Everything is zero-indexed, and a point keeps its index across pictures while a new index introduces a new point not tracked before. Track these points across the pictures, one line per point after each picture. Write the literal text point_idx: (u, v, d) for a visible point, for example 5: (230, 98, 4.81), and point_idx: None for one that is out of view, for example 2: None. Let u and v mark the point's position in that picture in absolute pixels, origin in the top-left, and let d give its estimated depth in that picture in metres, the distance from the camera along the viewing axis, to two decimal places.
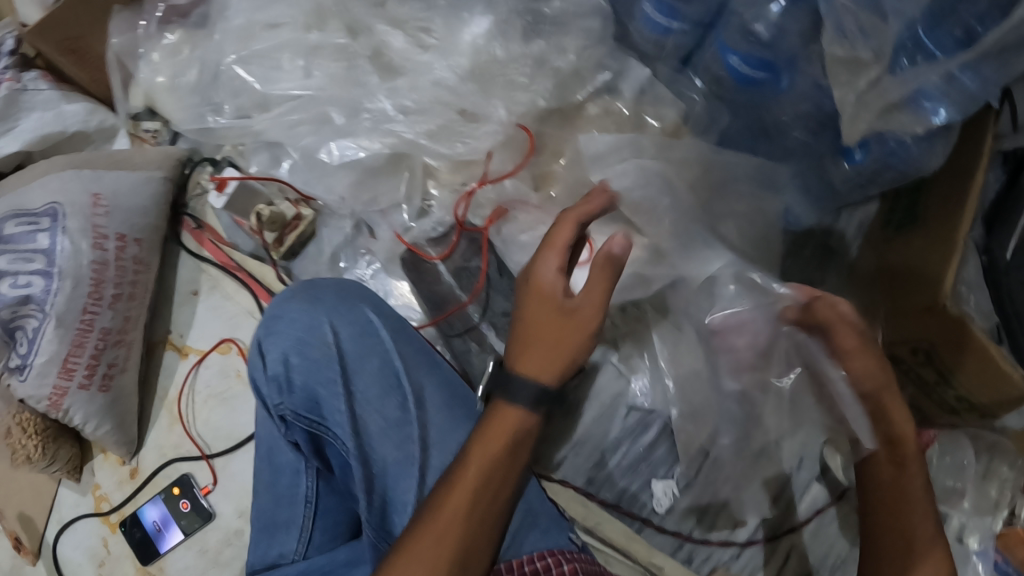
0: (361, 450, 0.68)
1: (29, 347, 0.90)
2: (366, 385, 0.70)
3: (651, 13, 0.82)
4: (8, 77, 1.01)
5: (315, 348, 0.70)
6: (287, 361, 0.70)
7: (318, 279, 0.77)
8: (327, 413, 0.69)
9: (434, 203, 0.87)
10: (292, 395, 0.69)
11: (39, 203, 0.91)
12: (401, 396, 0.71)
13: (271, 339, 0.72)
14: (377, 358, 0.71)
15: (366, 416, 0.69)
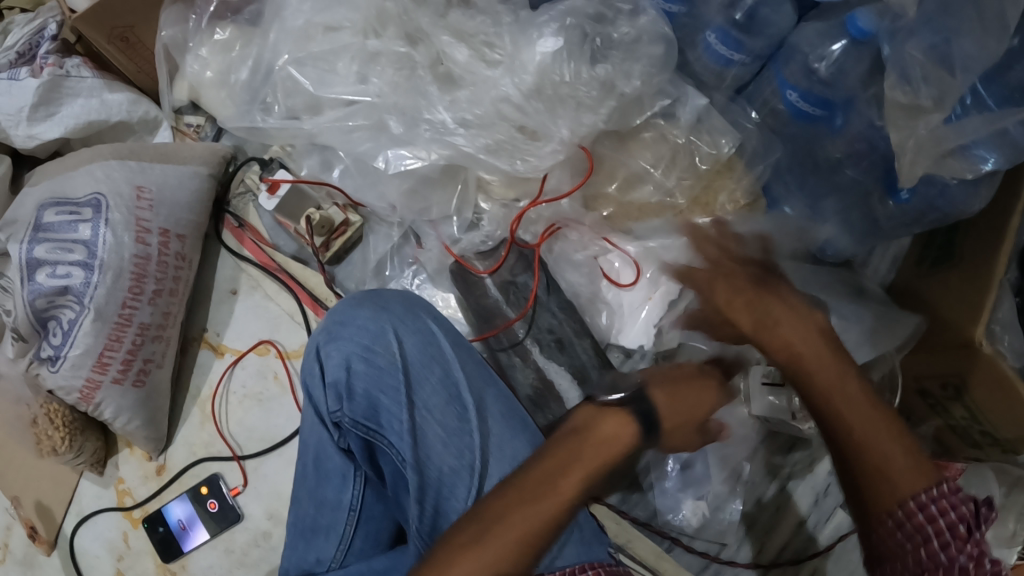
0: (418, 460, 0.69)
1: (63, 339, 0.89)
2: (427, 394, 0.72)
3: (715, 44, 0.83)
4: (51, 63, 0.98)
5: (380, 357, 0.72)
6: (349, 367, 0.72)
7: (382, 289, 0.79)
8: (385, 421, 0.70)
9: (484, 217, 0.89)
10: (352, 403, 0.70)
11: (83, 192, 0.91)
12: (458, 407, 0.72)
13: (334, 345, 0.73)
14: (438, 369, 0.73)
15: (425, 425, 0.71)
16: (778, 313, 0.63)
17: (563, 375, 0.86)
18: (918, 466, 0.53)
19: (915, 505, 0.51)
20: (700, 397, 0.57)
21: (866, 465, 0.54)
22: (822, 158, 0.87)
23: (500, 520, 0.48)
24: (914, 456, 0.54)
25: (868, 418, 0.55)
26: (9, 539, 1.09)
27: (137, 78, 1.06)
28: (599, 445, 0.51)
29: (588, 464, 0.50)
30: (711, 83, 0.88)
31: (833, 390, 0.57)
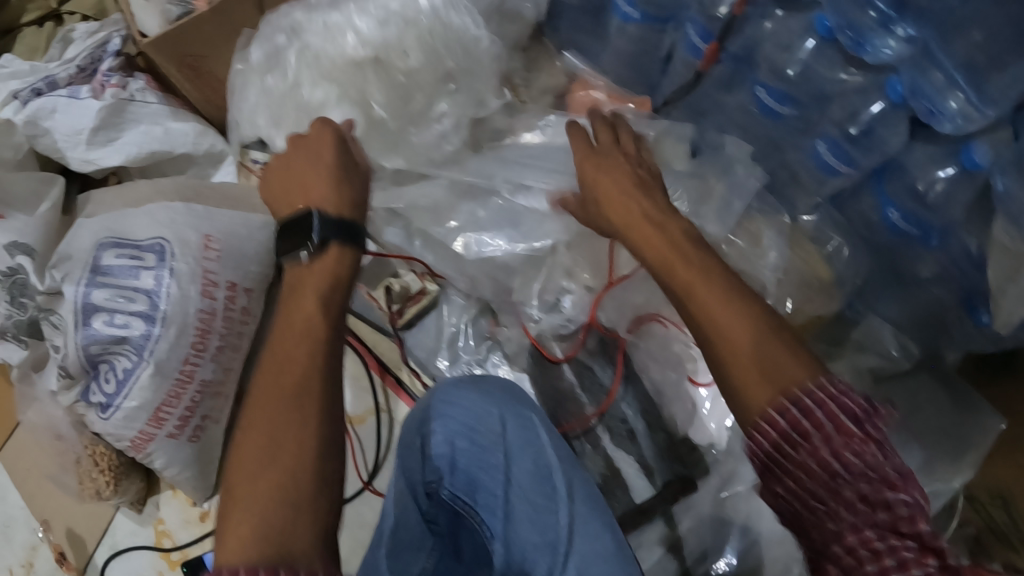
0: (507, 534, 0.69)
1: (116, 388, 0.86)
2: (521, 473, 0.72)
3: (824, 152, 0.82)
4: (115, 82, 0.96)
5: (483, 436, 0.73)
6: (453, 444, 0.74)
7: (487, 374, 0.81)
8: (480, 496, 0.72)
9: (568, 302, 0.86)
10: (454, 476, 0.73)
11: (144, 236, 0.87)
12: (548, 487, 0.71)
13: (438, 422, 0.75)
14: (532, 452, 0.73)
15: (515, 501, 0.71)
16: (662, 233, 0.62)
17: (630, 464, 0.88)
18: (797, 361, 0.51)
19: (808, 390, 0.49)
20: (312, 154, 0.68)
21: (727, 356, 0.52)
22: (903, 271, 0.87)
23: (272, 371, 0.52)
24: (788, 362, 0.51)
25: (737, 314, 0.53)
26: (35, 559, 1.05)
27: (206, 107, 1.03)
28: (312, 274, 0.59)
29: (313, 272, 0.59)
30: (810, 185, 0.86)
31: (703, 287, 0.55)
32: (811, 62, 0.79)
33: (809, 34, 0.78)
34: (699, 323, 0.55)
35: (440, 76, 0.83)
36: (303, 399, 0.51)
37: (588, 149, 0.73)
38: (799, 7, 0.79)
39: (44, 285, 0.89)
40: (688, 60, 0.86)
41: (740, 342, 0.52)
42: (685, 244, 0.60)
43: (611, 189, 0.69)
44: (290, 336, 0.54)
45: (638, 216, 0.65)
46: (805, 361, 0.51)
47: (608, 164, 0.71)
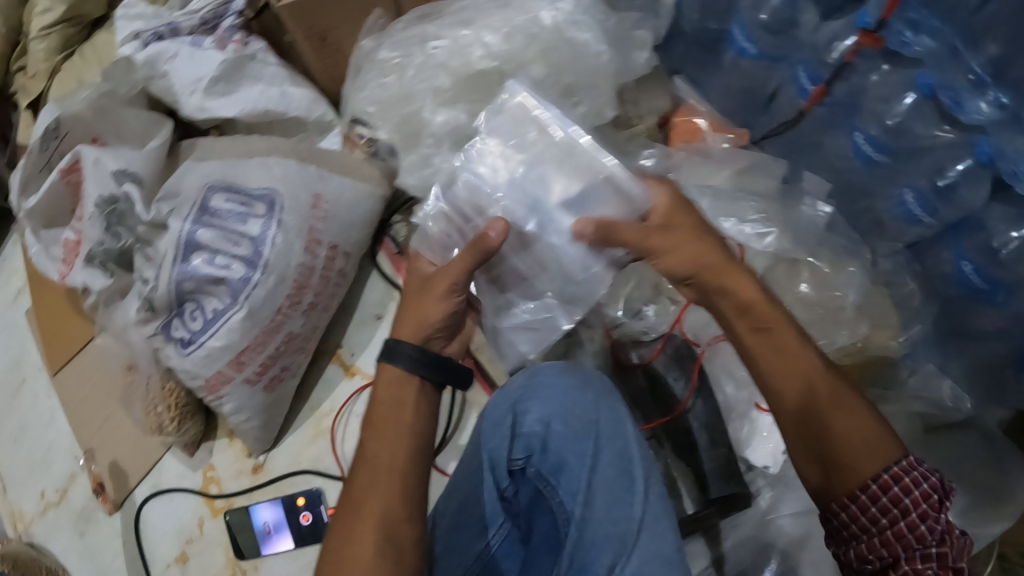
0: (583, 520, 0.74)
1: (202, 326, 0.88)
2: (606, 462, 0.76)
3: (909, 201, 0.88)
4: (236, 39, 1.01)
5: (578, 421, 0.78)
6: (548, 425, 0.78)
7: (585, 364, 0.85)
8: (563, 479, 0.77)
9: (649, 311, 0.94)
10: (543, 457, 0.77)
11: (256, 185, 0.90)
12: (628, 479, 0.75)
13: (536, 401, 0.79)
14: (619, 445, 0.77)
15: (597, 489, 0.75)
16: (739, 281, 0.65)
17: (688, 473, 0.91)
18: (882, 443, 0.60)
19: (879, 484, 0.58)
20: (425, 304, 0.69)
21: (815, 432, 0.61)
22: (969, 329, 0.92)
23: (364, 497, 0.61)
24: (869, 443, 0.59)
25: (818, 377, 0.62)
26: (69, 487, 1.07)
27: (323, 79, 1.08)
28: (392, 408, 0.65)
29: (387, 423, 0.65)
30: (891, 232, 0.92)
31: (797, 346, 0.63)
32: (908, 116, 0.84)
33: (910, 90, 0.83)
34: (802, 390, 0.62)
35: (561, 90, 0.86)
36: (388, 524, 0.60)
37: (639, 226, 0.67)
38: (905, 63, 0.83)
39: (148, 215, 0.91)
40: (793, 101, 0.92)
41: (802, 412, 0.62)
42: (765, 308, 0.64)
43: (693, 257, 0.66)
44: (378, 461, 0.63)
45: (724, 268, 0.66)
46: (890, 449, 0.59)
47: (663, 241, 0.67)
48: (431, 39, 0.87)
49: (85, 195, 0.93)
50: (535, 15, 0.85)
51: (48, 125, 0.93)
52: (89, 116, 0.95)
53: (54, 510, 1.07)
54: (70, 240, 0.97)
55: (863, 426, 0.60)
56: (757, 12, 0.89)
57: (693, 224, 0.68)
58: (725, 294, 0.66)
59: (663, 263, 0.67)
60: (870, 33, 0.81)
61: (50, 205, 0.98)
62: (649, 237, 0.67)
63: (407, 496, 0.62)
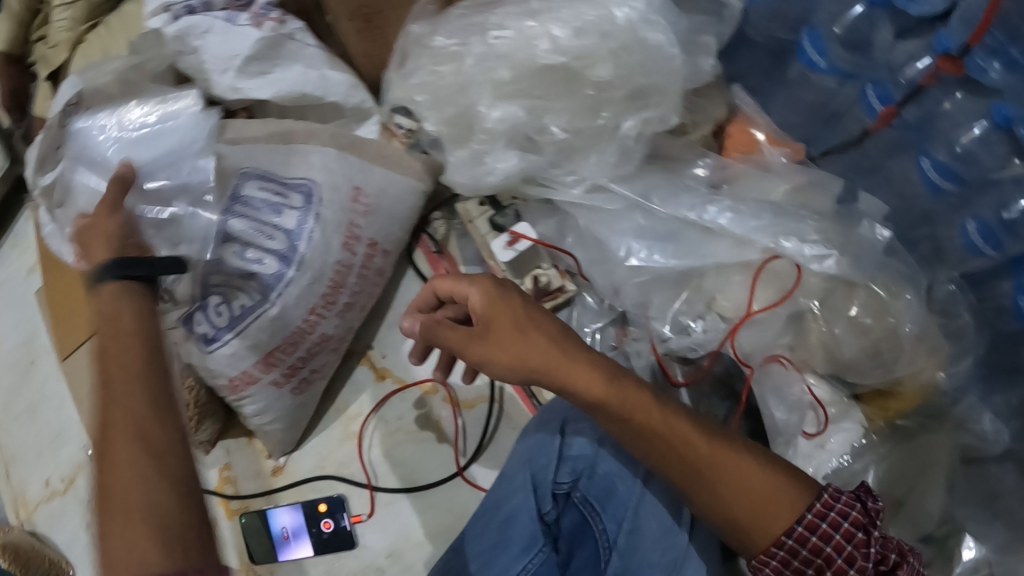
0: (626, 551, 0.72)
1: (228, 322, 0.82)
2: (656, 491, 0.72)
3: (971, 232, 0.84)
4: (274, 16, 0.95)
5: (633, 447, 0.74)
6: (599, 447, 0.75)
7: None
8: (609, 506, 0.75)
9: (696, 328, 0.90)
10: (591, 481, 0.75)
11: (295, 174, 0.85)
12: (677, 511, 0.71)
13: (588, 421, 0.76)
14: (673, 471, 0.73)
15: (645, 520, 0.72)
16: (591, 381, 0.60)
17: None
18: (783, 490, 0.61)
19: (805, 527, 0.60)
20: (99, 229, 0.66)
21: (740, 510, 0.60)
22: (1018, 365, 0.90)
23: (118, 437, 0.52)
24: (764, 488, 0.61)
25: (733, 474, 0.60)
26: (77, 476, 1.02)
27: (361, 61, 1.02)
28: (118, 331, 0.58)
29: (130, 347, 0.57)
30: (952, 261, 0.89)
31: (692, 439, 0.60)
32: (977, 146, 0.82)
33: (983, 118, 0.81)
34: (715, 485, 0.60)
35: (630, 92, 0.84)
36: (148, 477, 0.51)
37: (471, 330, 0.62)
38: (981, 91, 0.81)
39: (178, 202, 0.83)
40: (861, 118, 0.90)
41: (736, 514, 0.61)
42: (648, 406, 0.60)
43: (509, 342, 0.61)
44: (128, 396, 0.54)
45: (563, 365, 0.60)
46: (792, 491, 0.61)
47: (507, 332, 0.61)
48: (493, 29, 0.84)
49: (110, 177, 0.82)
50: (608, 12, 0.81)
51: (70, 100, 0.85)
52: (114, 90, 0.88)
53: (60, 498, 1.01)
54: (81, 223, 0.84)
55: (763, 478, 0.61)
56: (833, 25, 0.86)
57: (529, 305, 0.63)
58: (569, 392, 0.61)
59: (580, 394, 0.60)
60: (952, 58, 0.79)
61: (71, 182, 0.86)
62: (496, 330, 0.62)
63: (180, 478, 0.53)
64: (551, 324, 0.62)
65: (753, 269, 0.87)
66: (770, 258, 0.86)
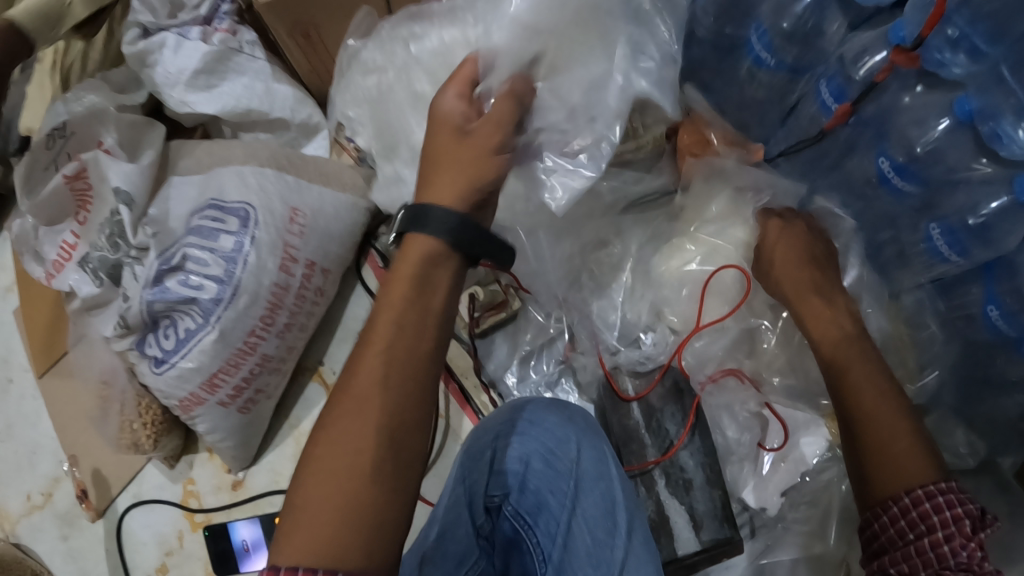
0: (562, 563, 0.71)
1: (174, 346, 0.84)
2: (587, 503, 0.73)
3: (936, 238, 0.79)
4: (225, 27, 0.97)
5: (560, 462, 0.75)
6: (527, 463, 0.75)
7: (567, 399, 0.82)
8: (542, 520, 0.74)
9: (646, 341, 0.90)
10: (522, 496, 0.75)
11: (233, 197, 0.85)
12: (610, 522, 0.72)
13: (516, 438, 0.76)
14: (603, 486, 0.74)
15: (578, 531, 0.72)
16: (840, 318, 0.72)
17: (681, 514, 0.85)
18: (920, 461, 0.60)
19: (911, 499, 0.59)
20: None
21: (878, 449, 0.62)
22: (992, 375, 0.84)
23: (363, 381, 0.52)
24: (914, 456, 0.61)
25: (906, 441, 0.62)
26: (54, 491, 1.07)
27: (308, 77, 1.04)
28: (397, 292, 0.54)
29: (384, 322, 0.53)
30: (916, 266, 0.84)
31: (881, 394, 0.65)
32: (944, 143, 0.76)
33: (947, 114, 0.74)
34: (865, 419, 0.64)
35: None
36: (391, 376, 0.52)
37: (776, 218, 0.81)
38: (942, 85, 0.75)
39: (135, 239, 0.89)
40: (816, 117, 0.84)
41: (870, 454, 0.62)
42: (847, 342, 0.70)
43: (782, 255, 0.77)
44: (385, 324, 0.54)
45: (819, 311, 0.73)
46: (923, 468, 0.60)
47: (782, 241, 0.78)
48: (416, 41, 0.81)
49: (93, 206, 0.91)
50: None
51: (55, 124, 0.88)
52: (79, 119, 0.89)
53: (39, 513, 1.06)
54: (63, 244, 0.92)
55: (910, 448, 0.61)
56: (779, 19, 0.81)
57: (808, 254, 0.77)
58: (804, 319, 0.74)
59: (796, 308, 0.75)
60: (906, 50, 0.70)
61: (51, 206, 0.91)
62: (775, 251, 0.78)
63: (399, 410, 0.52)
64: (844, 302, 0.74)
65: (699, 284, 0.87)
66: (716, 272, 0.86)
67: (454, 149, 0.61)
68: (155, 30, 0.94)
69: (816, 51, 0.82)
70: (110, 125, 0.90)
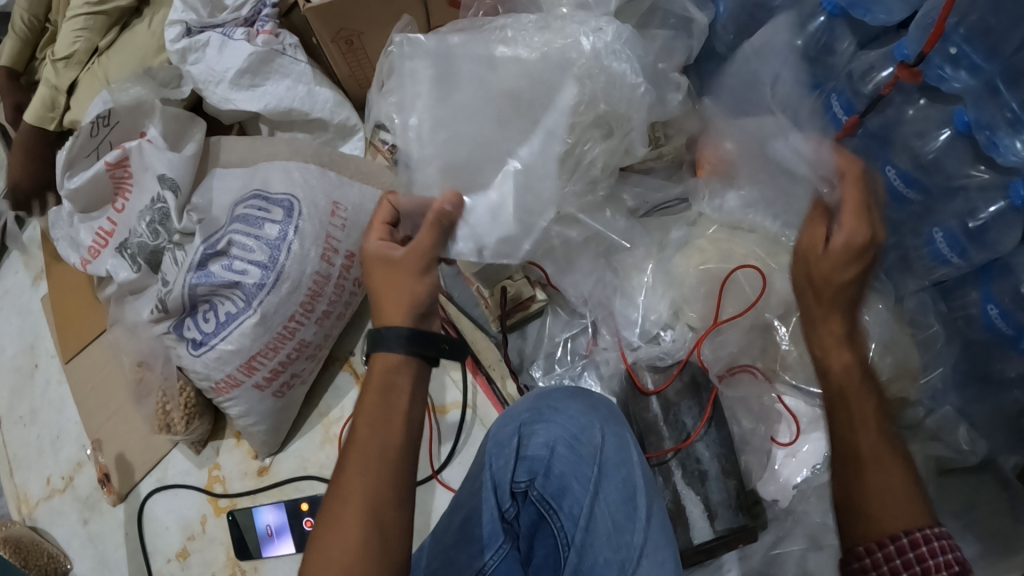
0: (582, 547, 0.75)
1: (215, 328, 0.87)
2: (610, 488, 0.77)
3: (938, 241, 0.85)
4: (267, 30, 1.02)
5: (584, 448, 0.79)
6: (552, 449, 0.79)
7: (591, 390, 0.86)
8: (565, 504, 0.78)
9: (665, 337, 0.94)
10: (547, 480, 0.79)
11: (278, 190, 0.90)
12: (631, 508, 0.76)
13: (542, 424, 0.80)
14: (624, 472, 0.78)
15: (600, 516, 0.76)
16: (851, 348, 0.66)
17: (696, 505, 0.88)
18: (908, 504, 0.58)
19: (907, 541, 0.56)
20: None
21: (875, 493, 0.59)
22: (992, 372, 0.89)
23: (339, 499, 0.57)
24: (900, 499, 0.58)
25: (891, 477, 0.59)
26: (75, 475, 1.08)
27: (346, 82, 1.09)
28: (369, 399, 0.61)
29: (359, 430, 0.60)
30: (917, 271, 0.89)
31: (870, 428, 0.62)
32: (943, 153, 0.82)
33: (948, 125, 0.81)
34: (875, 462, 0.60)
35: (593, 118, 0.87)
36: (364, 479, 0.57)
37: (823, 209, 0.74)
38: (943, 99, 0.82)
39: (180, 224, 0.93)
40: (826, 129, 0.92)
41: (859, 500, 0.59)
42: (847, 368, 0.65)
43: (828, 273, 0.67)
44: (356, 434, 0.60)
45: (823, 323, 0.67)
46: (913, 510, 0.58)
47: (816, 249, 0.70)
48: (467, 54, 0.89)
49: (134, 192, 0.97)
50: (575, 40, 0.86)
51: (100, 113, 0.94)
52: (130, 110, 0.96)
53: (59, 496, 1.08)
54: (100, 229, 1.00)
55: (900, 486, 0.58)
56: (795, 37, 0.89)
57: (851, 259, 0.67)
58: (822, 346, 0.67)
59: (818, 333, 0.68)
60: (908, 67, 0.76)
61: (92, 191, 0.98)
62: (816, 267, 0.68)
63: (375, 513, 0.56)
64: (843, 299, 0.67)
65: (717, 285, 0.91)
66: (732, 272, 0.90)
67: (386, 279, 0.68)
68: (198, 30, 1.01)
69: (827, 69, 0.89)
70: (153, 117, 0.96)
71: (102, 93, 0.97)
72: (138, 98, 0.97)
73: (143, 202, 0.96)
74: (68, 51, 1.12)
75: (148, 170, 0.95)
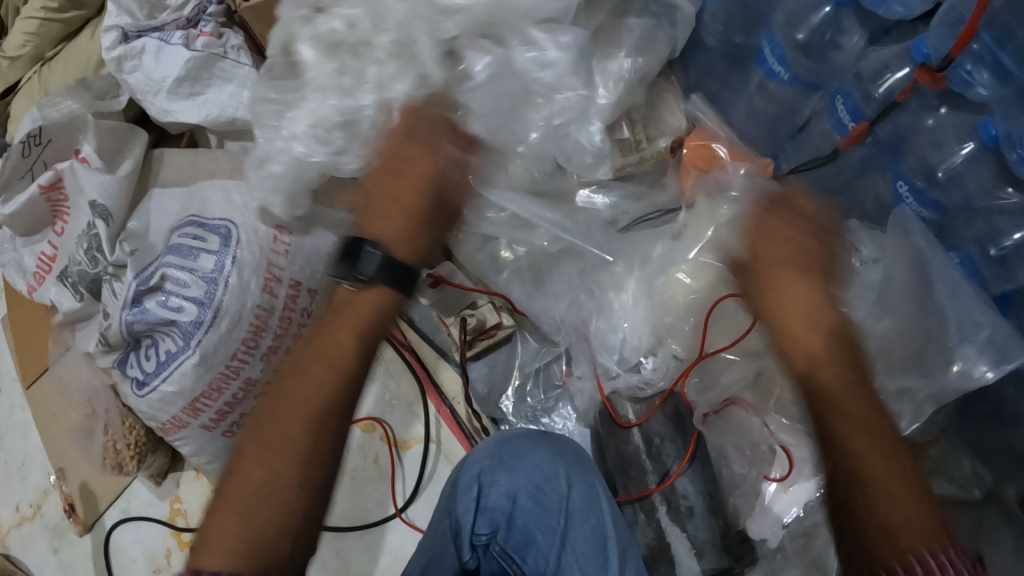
0: None
1: (156, 368, 0.81)
2: (579, 538, 0.71)
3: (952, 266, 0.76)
4: (209, 30, 0.93)
5: (549, 498, 0.73)
6: (515, 500, 0.72)
7: (557, 431, 0.79)
8: (531, 558, 0.71)
9: (647, 365, 0.86)
10: (510, 533, 0.72)
11: (215, 215, 0.83)
12: (602, 559, 0.69)
13: (504, 473, 0.73)
14: (593, 521, 0.71)
15: (570, 569, 0.70)
16: (817, 350, 0.59)
17: (680, 543, 0.81)
18: (927, 521, 0.51)
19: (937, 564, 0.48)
20: None
21: (871, 507, 0.52)
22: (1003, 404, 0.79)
23: (287, 400, 0.56)
24: (908, 505, 0.52)
25: (896, 494, 0.52)
26: (43, 503, 1.06)
27: None
28: (344, 310, 0.60)
29: (339, 330, 0.59)
30: None
31: (868, 451, 0.54)
32: (964, 168, 0.71)
33: (971, 137, 0.70)
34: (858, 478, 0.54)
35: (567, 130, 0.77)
36: (324, 396, 0.56)
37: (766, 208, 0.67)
38: (968, 106, 0.70)
39: (112, 255, 0.85)
40: (829, 134, 0.81)
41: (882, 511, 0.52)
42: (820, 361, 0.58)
43: (781, 254, 0.63)
44: (339, 339, 0.59)
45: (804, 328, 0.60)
46: (932, 526, 0.51)
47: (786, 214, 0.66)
48: None
49: (72, 216, 0.89)
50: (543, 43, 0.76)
51: (30, 131, 0.87)
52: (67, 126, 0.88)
53: (29, 524, 1.05)
54: (43, 254, 0.93)
55: (890, 507, 0.52)
56: (794, 30, 0.77)
57: (800, 244, 0.64)
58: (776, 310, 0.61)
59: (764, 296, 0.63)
60: (930, 69, 0.66)
61: (31, 216, 0.91)
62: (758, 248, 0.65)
63: (313, 441, 0.55)
64: (811, 288, 0.61)
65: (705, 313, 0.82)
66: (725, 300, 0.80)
67: (419, 154, 0.68)
68: (135, 34, 0.91)
69: (830, 65, 0.78)
70: (87, 133, 0.88)
71: (31, 109, 0.89)
72: (71, 114, 0.88)
73: (80, 226, 0.89)
74: (17, 52, 1.04)
75: (83, 194, 0.87)
